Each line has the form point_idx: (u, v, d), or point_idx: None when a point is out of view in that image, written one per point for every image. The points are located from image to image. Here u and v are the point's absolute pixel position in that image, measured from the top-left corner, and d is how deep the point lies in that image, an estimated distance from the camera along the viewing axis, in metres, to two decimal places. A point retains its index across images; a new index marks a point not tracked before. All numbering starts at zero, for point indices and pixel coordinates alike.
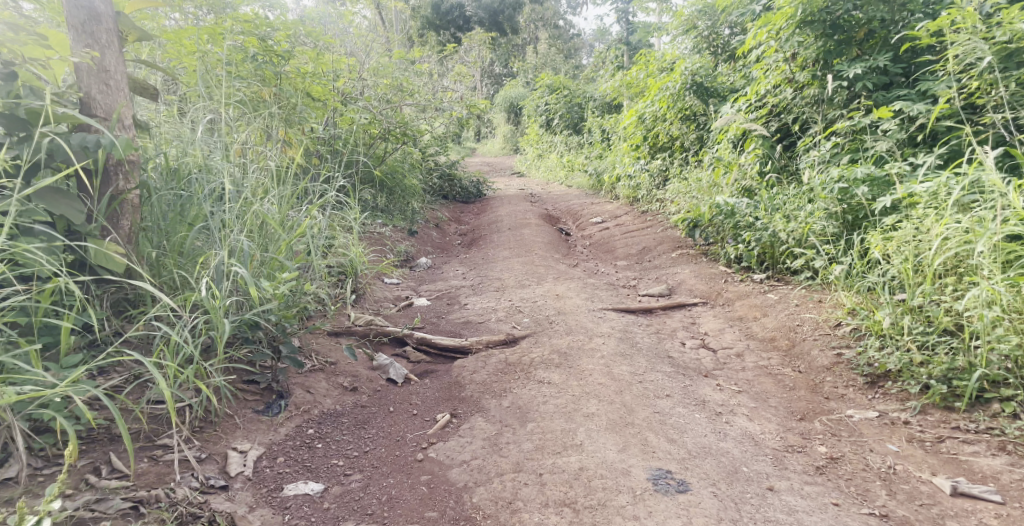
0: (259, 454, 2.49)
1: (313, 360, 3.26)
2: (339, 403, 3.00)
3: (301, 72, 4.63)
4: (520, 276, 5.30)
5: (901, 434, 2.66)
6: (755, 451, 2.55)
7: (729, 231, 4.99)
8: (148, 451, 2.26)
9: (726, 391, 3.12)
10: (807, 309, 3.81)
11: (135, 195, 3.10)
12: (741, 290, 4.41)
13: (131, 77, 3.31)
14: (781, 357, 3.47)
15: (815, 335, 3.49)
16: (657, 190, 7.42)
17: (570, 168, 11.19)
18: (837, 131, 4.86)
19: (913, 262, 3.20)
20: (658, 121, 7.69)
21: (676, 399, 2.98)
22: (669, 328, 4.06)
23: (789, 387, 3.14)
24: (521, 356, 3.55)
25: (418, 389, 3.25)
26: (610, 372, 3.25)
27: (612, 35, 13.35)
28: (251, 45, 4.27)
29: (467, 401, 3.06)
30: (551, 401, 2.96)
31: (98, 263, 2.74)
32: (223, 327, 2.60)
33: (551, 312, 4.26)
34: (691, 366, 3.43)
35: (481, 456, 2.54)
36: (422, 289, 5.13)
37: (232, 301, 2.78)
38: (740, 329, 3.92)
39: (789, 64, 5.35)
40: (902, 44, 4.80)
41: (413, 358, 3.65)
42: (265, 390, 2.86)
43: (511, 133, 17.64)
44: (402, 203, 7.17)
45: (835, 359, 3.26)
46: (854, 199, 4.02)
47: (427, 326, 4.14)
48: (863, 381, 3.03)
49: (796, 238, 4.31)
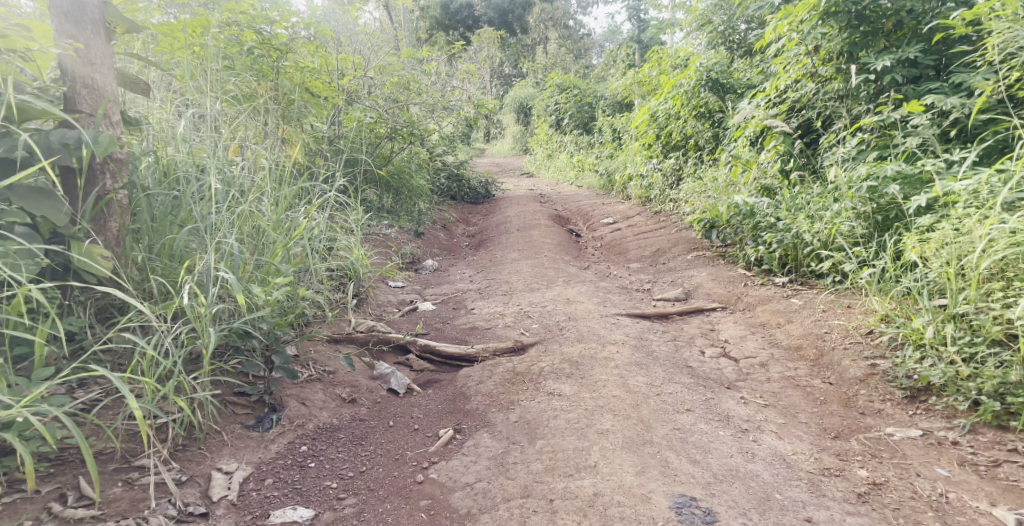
0: (246, 475, 2.30)
1: (310, 369, 3.07)
2: (336, 416, 2.80)
3: (302, 67, 4.45)
4: (529, 280, 5.09)
5: (950, 457, 2.42)
6: (787, 475, 2.33)
7: (749, 233, 4.76)
8: (122, 474, 2.08)
9: (751, 405, 2.90)
10: (835, 316, 3.58)
11: (124, 195, 2.93)
12: (763, 295, 4.18)
13: (119, 71, 3.13)
14: (808, 367, 3.25)
15: (846, 344, 3.27)
16: (670, 190, 7.21)
17: (581, 168, 10.97)
18: (864, 127, 4.65)
19: (955, 266, 2.99)
20: (672, 118, 7.46)
21: (698, 414, 2.76)
22: (687, 335, 3.84)
23: (820, 401, 2.91)
24: (531, 365, 3.34)
25: (420, 402, 3.05)
26: (625, 384, 3.03)
27: (623, 33, 13.10)
28: (248, 39, 4.08)
29: (473, 415, 2.85)
30: (562, 415, 2.75)
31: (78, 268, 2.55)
32: (209, 337, 2.41)
33: (561, 317, 4.05)
34: (711, 377, 3.21)
35: (487, 478, 2.33)
36: (427, 293, 4.93)
37: (219, 308, 2.58)
38: (763, 336, 3.69)
39: (812, 57, 5.17)
40: (933, 35, 4.58)
41: (417, 366, 3.45)
42: (257, 403, 2.67)
43: (520, 133, 17.43)
44: (408, 204, 6.99)
45: (869, 371, 3.03)
46: (885, 198, 3.81)
47: (432, 333, 3.94)
48: (901, 396, 2.81)
49: (821, 239, 4.08)
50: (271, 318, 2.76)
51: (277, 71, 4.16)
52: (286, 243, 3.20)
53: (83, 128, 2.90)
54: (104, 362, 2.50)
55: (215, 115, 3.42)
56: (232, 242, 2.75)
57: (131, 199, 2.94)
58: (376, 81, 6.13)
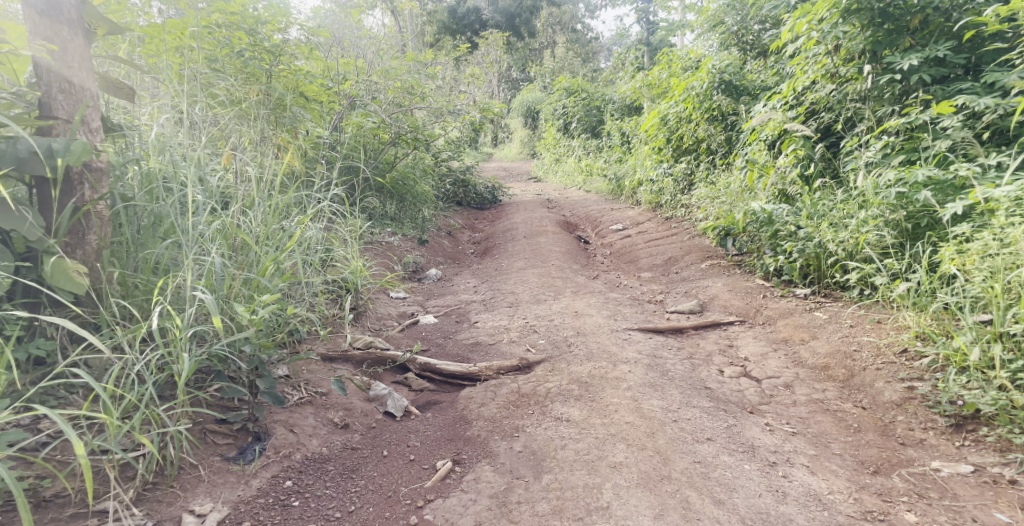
0: (221, 518, 2.09)
1: (302, 391, 2.85)
2: (326, 445, 2.58)
3: (298, 70, 4.13)
4: (535, 291, 4.86)
5: (1009, 499, 2.19)
6: (823, 519, 2.10)
7: (767, 241, 4.51)
8: (80, 520, 1.90)
9: (778, 432, 2.66)
10: (865, 332, 3.36)
11: (107, 208, 2.71)
12: (784, 308, 3.95)
13: (101, 75, 2.89)
14: (838, 389, 3.02)
15: (878, 364, 3.04)
16: (682, 195, 6.97)
17: (589, 173, 10.73)
18: (889, 129, 4.44)
19: (1001, 280, 2.78)
20: (683, 122, 7.21)
21: (720, 444, 2.53)
22: (704, 352, 3.59)
23: (854, 428, 2.67)
24: (537, 386, 3.12)
25: (418, 427, 2.83)
26: (639, 409, 2.80)
27: (632, 36, 12.85)
28: (238, 40, 3.77)
29: (474, 443, 2.63)
30: (570, 445, 2.53)
31: (54, 284, 2.38)
32: (183, 363, 2.17)
33: (569, 332, 3.82)
34: (732, 400, 2.97)
35: (488, 522, 2.13)
36: (430, 305, 4.70)
37: (197, 330, 2.35)
38: (786, 354, 3.45)
39: (831, 57, 4.93)
40: (962, 32, 4.37)
41: (416, 386, 3.24)
42: (241, 431, 2.44)
43: (528, 138, 17.19)
44: (412, 211, 6.79)
45: (906, 394, 2.80)
46: (915, 205, 3.61)
47: (433, 349, 3.73)
48: (945, 424, 2.59)
49: (847, 249, 3.85)
50: (256, 339, 2.54)
51: (269, 74, 3.84)
52: (275, 258, 2.93)
53: (59, 136, 2.67)
54: (74, 389, 2.30)
55: (196, 121, 3.17)
56: (213, 257, 2.52)
57: (114, 211, 2.73)
58: (380, 86, 5.92)
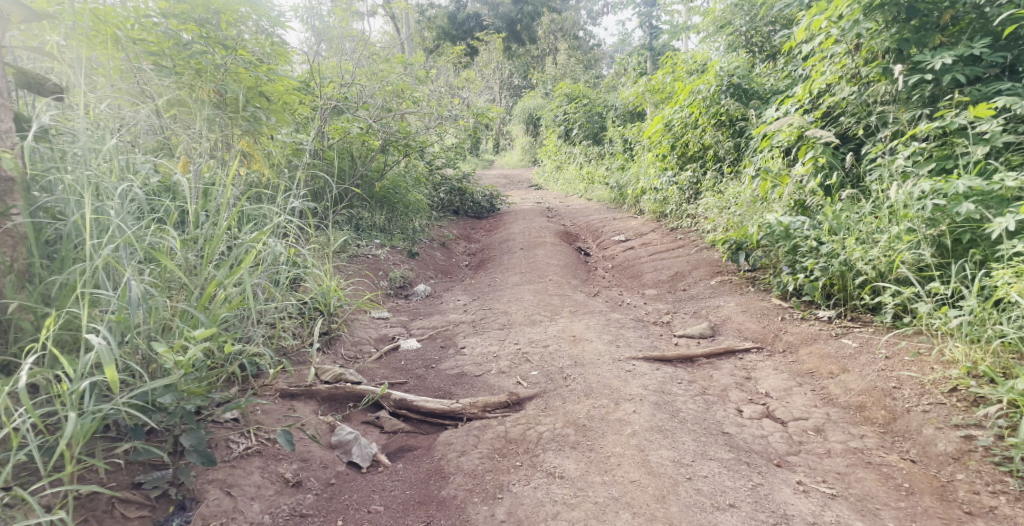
0: None
1: (249, 439, 2.40)
2: (273, 510, 2.15)
3: (261, 66, 3.38)
4: (530, 310, 4.42)
5: None
6: None
7: (784, 257, 4.06)
8: None
9: (814, 495, 2.23)
10: (904, 365, 2.93)
11: (17, 222, 2.16)
12: (807, 333, 3.52)
13: (17, 68, 2.37)
14: (879, 436, 2.60)
15: (925, 406, 2.65)
16: (688, 205, 6.55)
17: (591, 181, 10.31)
18: (918, 135, 4.03)
19: None
20: (688, 128, 6.74)
21: (745, 513, 2.11)
22: (718, 387, 3.14)
23: (905, 491, 2.26)
24: (527, 430, 2.68)
25: (387, 482, 2.40)
26: (646, 462, 2.36)
27: (633, 40, 12.46)
28: (191, 34, 3.14)
29: (451, 507, 2.21)
30: (564, 515, 2.12)
31: None
32: (71, 426, 1.71)
33: (566, 362, 3.37)
34: (755, 449, 2.53)
35: None
36: (414, 326, 4.25)
37: (95, 381, 1.87)
38: (814, 390, 3.01)
39: (851, 57, 4.52)
40: (1000, 29, 3.96)
41: (389, 427, 2.79)
42: (161, 499, 2.00)
43: (529, 145, 16.82)
44: (403, 221, 6.35)
45: (963, 446, 2.42)
46: (955, 219, 3.21)
47: (411, 382, 3.27)
48: (1019, 488, 2.21)
49: (878, 268, 3.44)
50: (183, 385, 2.08)
51: (224, 72, 3.16)
52: (221, 282, 2.43)
53: None
54: None
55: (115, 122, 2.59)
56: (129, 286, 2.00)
57: (26, 227, 2.19)
58: (368, 89, 5.48)
